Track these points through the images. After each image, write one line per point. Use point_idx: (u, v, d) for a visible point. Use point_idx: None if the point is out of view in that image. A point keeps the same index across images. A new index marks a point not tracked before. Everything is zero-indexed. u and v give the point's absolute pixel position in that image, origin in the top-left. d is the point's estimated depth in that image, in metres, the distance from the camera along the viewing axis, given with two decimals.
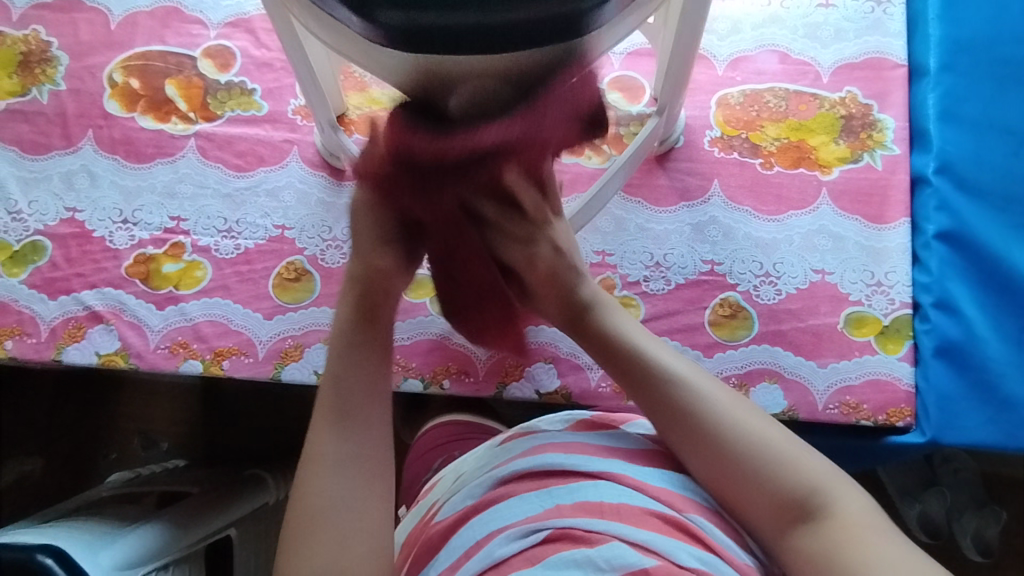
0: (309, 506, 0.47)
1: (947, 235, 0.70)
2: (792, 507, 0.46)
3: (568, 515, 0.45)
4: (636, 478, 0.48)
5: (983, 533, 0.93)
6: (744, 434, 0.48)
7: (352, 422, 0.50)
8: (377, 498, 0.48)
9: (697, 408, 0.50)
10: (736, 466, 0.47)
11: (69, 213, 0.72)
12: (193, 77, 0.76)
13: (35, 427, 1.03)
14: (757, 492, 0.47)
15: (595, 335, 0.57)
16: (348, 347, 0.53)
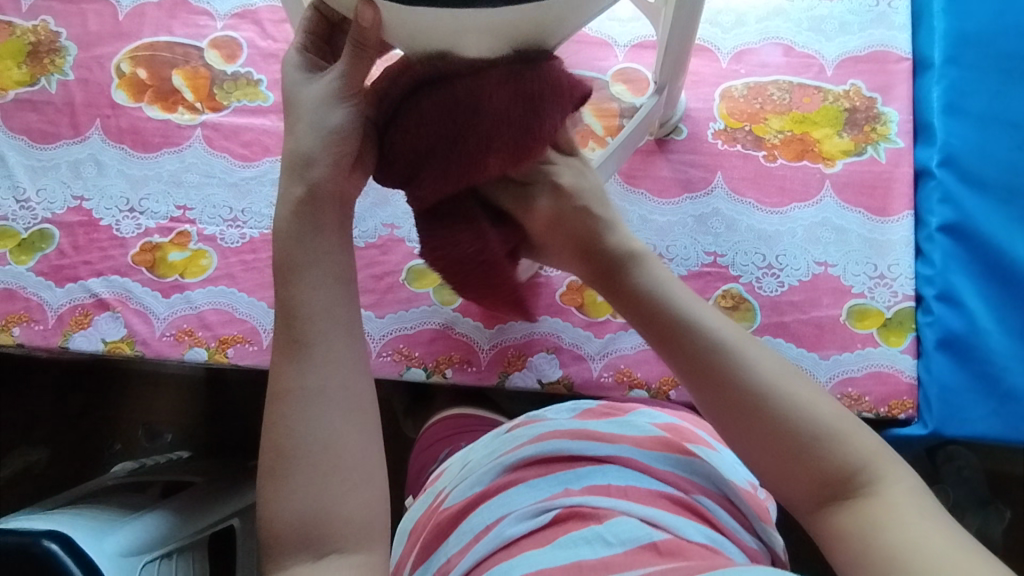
0: (281, 442, 0.45)
1: (951, 228, 0.70)
2: (834, 479, 0.45)
3: (576, 495, 0.45)
4: (643, 460, 0.48)
5: (988, 531, 0.95)
6: (788, 403, 0.46)
7: (305, 351, 0.47)
8: (347, 428, 0.45)
9: (740, 376, 0.48)
10: (779, 437, 0.46)
11: (77, 201, 0.73)
12: (200, 67, 0.77)
13: (41, 416, 1.04)
14: (799, 464, 0.45)
15: (632, 297, 0.55)
16: (289, 270, 0.49)
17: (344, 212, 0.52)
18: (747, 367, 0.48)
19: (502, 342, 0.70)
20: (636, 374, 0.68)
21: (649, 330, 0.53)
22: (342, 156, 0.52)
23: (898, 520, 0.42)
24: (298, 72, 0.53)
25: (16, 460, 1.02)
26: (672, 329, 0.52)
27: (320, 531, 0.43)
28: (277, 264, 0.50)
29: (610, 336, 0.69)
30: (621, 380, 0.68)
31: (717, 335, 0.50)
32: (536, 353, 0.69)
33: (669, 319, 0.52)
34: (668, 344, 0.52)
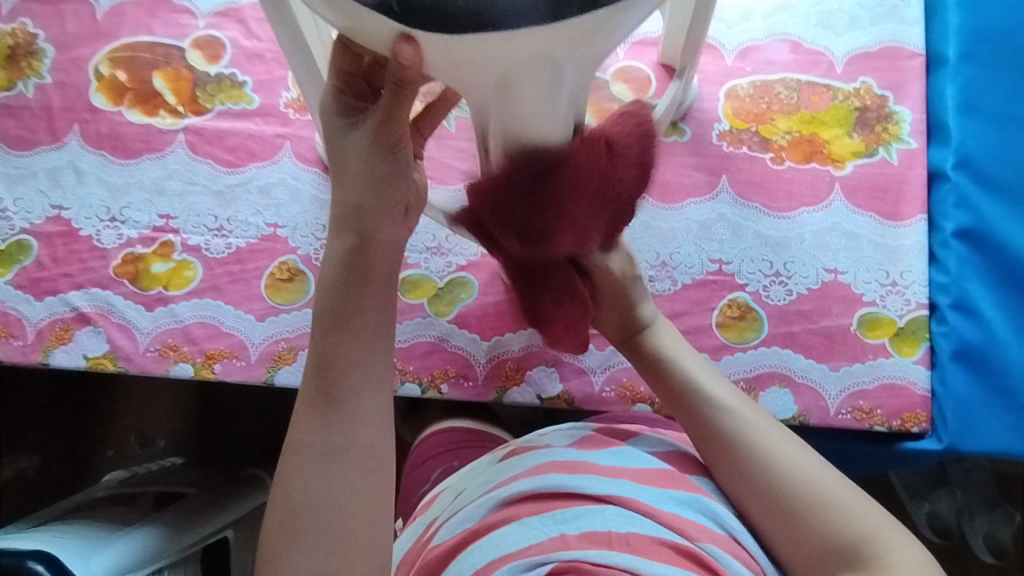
0: (291, 497, 0.44)
1: (966, 233, 0.67)
2: (838, 550, 0.45)
3: (574, 546, 0.42)
4: (646, 502, 0.45)
5: (995, 533, 0.91)
6: (791, 472, 0.48)
7: (338, 414, 0.45)
8: (362, 495, 0.44)
9: (741, 440, 0.50)
10: (780, 505, 0.47)
11: (55, 211, 0.70)
12: (182, 69, 0.74)
13: (29, 425, 1.01)
14: (802, 534, 0.46)
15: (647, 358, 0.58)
16: (328, 322, 0.46)
17: (393, 262, 0.48)
18: (750, 433, 0.50)
19: (499, 355, 0.67)
20: (638, 388, 0.66)
21: (662, 387, 0.56)
22: (387, 207, 0.48)
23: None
24: (338, 121, 0.48)
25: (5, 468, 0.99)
26: (680, 390, 0.55)
27: None
28: (316, 315, 0.47)
29: (612, 348, 0.67)
30: (624, 395, 0.66)
31: (722, 399, 0.53)
32: (534, 366, 0.67)
33: (679, 383, 0.55)
34: (677, 405, 0.54)
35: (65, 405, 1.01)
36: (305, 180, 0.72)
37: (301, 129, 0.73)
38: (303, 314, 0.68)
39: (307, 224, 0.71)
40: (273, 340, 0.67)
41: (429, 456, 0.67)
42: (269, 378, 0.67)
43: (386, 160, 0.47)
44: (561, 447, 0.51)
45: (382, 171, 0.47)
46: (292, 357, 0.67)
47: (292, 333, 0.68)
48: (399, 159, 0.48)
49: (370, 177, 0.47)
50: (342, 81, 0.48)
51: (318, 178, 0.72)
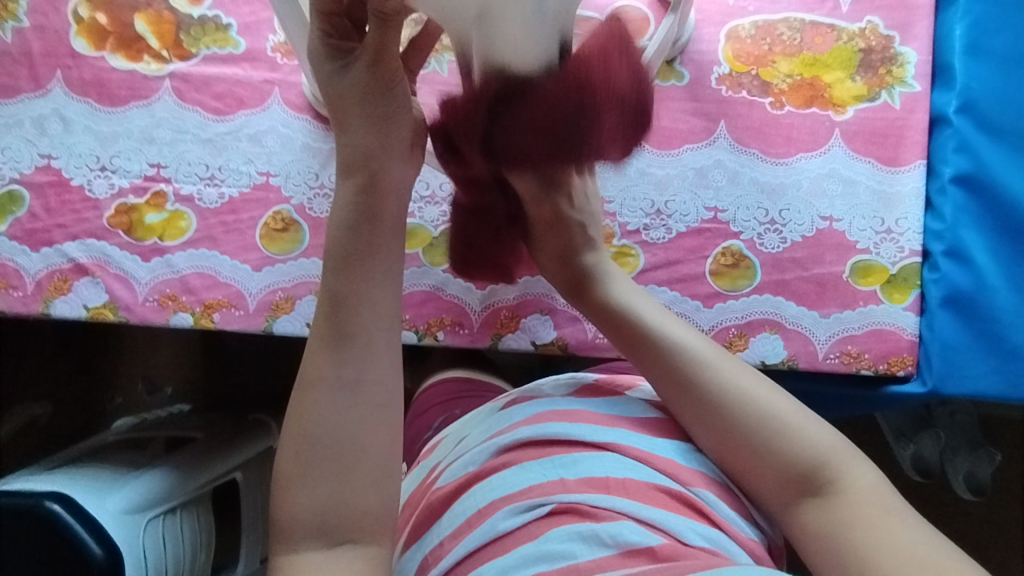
0: (306, 428, 0.43)
1: (965, 180, 0.66)
2: (800, 478, 0.45)
3: (573, 490, 0.45)
4: (642, 449, 0.48)
5: (976, 473, 0.93)
6: (750, 404, 0.47)
7: (351, 347, 0.45)
8: (374, 426, 0.44)
9: (699, 376, 0.49)
10: (742, 440, 0.46)
11: (45, 160, 0.69)
12: (164, 11, 0.71)
13: (35, 373, 1.02)
14: (764, 464, 0.46)
15: (601, 302, 0.57)
16: (339, 258, 0.46)
17: (403, 202, 0.48)
18: (706, 368, 0.49)
19: (494, 303, 0.68)
20: None
21: (616, 330, 0.55)
22: (392, 146, 0.48)
23: (852, 517, 0.42)
24: (330, 67, 0.48)
25: (19, 413, 1.01)
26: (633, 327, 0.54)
27: (337, 521, 0.42)
28: (328, 257, 0.46)
29: None
30: None
31: (674, 337, 0.52)
32: (529, 314, 0.68)
33: (631, 325, 0.54)
34: (630, 349, 0.53)
35: (71, 355, 1.02)
36: (296, 128, 0.71)
37: (290, 75, 0.71)
38: (300, 264, 0.69)
39: (300, 173, 0.70)
40: (270, 290, 0.68)
41: (429, 405, 0.69)
42: (268, 327, 0.68)
43: (384, 101, 0.48)
44: (560, 396, 0.53)
45: (381, 112, 0.48)
46: (290, 306, 0.68)
47: (288, 283, 0.68)
48: (398, 102, 0.49)
49: (373, 121, 0.48)
50: (327, 22, 0.47)
51: (309, 126, 0.71)
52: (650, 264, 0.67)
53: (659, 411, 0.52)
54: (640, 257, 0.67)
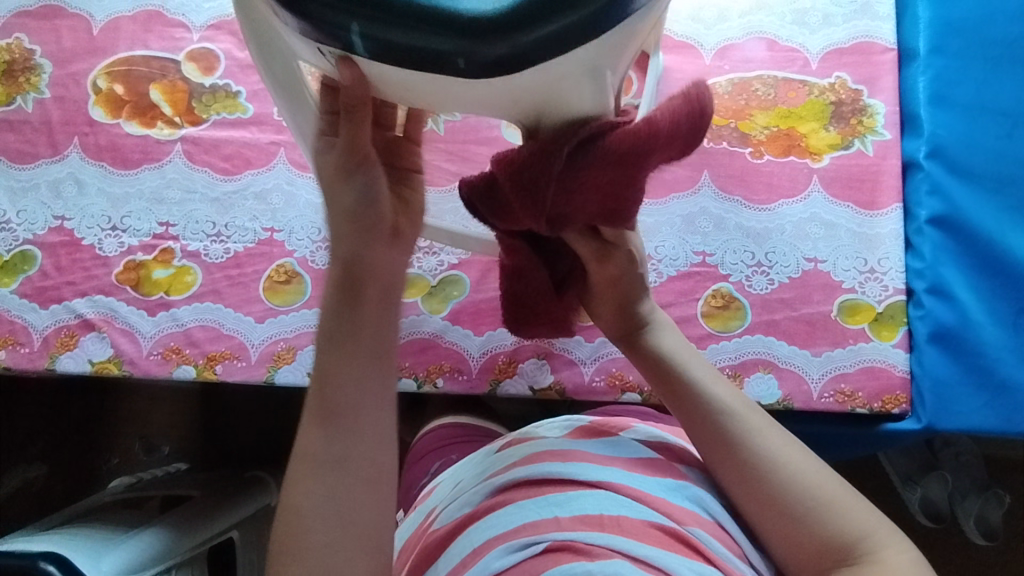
0: (296, 502, 0.43)
1: (940, 220, 0.69)
2: (834, 548, 0.46)
3: (567, 528, 0.44)
4: (636, 487, 0.48)
5: (987, 516, 0.89)
6: (794, 475, 0.48)
7: (340, 423, 0.44)
8: (360, 498, 0.43)
9: (747, 444, 0.50)
10: (781, 508, 0.47)
11: (58, 221, 0.72)
12: (178, 81, 0.76)
13: (30, 434, 0.97)
14: (802, 534, 0.47)
15: (654, 360, 0.57)
16: (331, 340, 0.47)
17: (387, 283, 0.50)
18: (753, 435, 0.50)
19: (491, 349, 0.69)
20: (628, 377, 0.68)
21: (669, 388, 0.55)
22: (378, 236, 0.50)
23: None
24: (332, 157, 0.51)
25: (14, 477, 0.95)
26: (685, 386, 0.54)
27: None
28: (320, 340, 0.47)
29: (601, 339, 0.69)
30: (613, 384, 0.68)
31: (722, 400, 0.53)
32: (526, 360, 0.69)
33: (683, 385, 0.55)
34: (681, 408, 0.54)
35: (68, 414, 0.97)
36: (300, 185, 0.74)
37: None
38: (302, 314, 0.70)
39: (304, 228, 0.73)
40: (272, 341, 0.70)
41: (430, 449, 0.70)
42: (269, 377, 0.69)
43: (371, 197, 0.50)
44: (552, 437, 0.55)
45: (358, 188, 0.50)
46: (291, 356, 0.69)
47: (290, 333, 0.70)
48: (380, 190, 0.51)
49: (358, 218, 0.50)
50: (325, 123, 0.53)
51: (312, 183, 0.74)
52: None
53: (652, 451, 0.53)
54: None
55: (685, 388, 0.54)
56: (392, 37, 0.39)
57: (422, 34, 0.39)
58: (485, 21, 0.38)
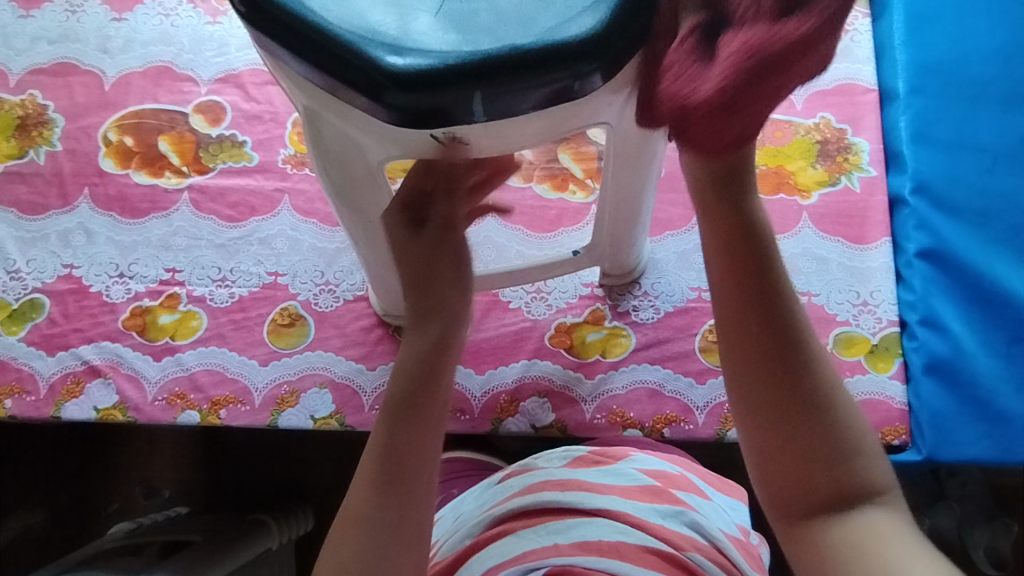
0: (338, 560, 0.42)
1: (929, 253, 0.70)
2: (848, 497, 0.39)
3: (567, 552, 0.44)
4: (636, 516, 0.49)
5: (995, 545, 0.88)
6: (847, 415, 0.40)
7: (399, 489, 0.43)
8: (395, 564, 0.42)
9: (815, 365, 0.40)
10: (814, 442, 0.39)
11: (67, 269, 0.74)
12: (186, 132, 0.78)
13: (29, 479, 0.92)
14: (815, 473, 0.39)
15: (732, 245, 0.42)
16: (397, 409, 0.45)
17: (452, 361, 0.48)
18: (820, 358, 0.41)
19: (493, 388, 0.70)
20: (628, 414, 0.69)
21: (740, 274, 0.41)
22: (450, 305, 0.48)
23: (876, 546, 0.37)
24: (400, 233, 0.49)
25: (14, 522, 0.91)
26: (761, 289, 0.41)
27: None
28: (387, 398, 0.46)
29: (601, 376, 0.70)
30: (614, 421, 0.69)
31: (801, 314, 0.41)
32: (527, 398, 0.70)
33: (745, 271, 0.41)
34: (742, 286, 0.41)
35: (68, 460, 0.93)
36: (304, 230, 0.76)
37: (298, 183, 0.78)
38: (305, 356, 0.71)
39: (307, 271, 0.75)
40: (276, 384, 0.70)
41: None
42: (273, 420, 0.69)
43: (433, 267, 0.48)
44: (553, 467, 0.57)
45: (427, 280, 0.48)
46: (295, 399, 0.70)
47: (294, 376, 0.71)
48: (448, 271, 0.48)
49: (419, 283, 0.48)
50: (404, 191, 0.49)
51: (316, 228, 0.76)
52: (641, 343, 0.71)
53: (650, 480, 0.54)
54: (632, 337, 0.71)
55: (768, 287, 0.41)
56: (425, 100, 0.38)
57: (529, 82, 0.38)
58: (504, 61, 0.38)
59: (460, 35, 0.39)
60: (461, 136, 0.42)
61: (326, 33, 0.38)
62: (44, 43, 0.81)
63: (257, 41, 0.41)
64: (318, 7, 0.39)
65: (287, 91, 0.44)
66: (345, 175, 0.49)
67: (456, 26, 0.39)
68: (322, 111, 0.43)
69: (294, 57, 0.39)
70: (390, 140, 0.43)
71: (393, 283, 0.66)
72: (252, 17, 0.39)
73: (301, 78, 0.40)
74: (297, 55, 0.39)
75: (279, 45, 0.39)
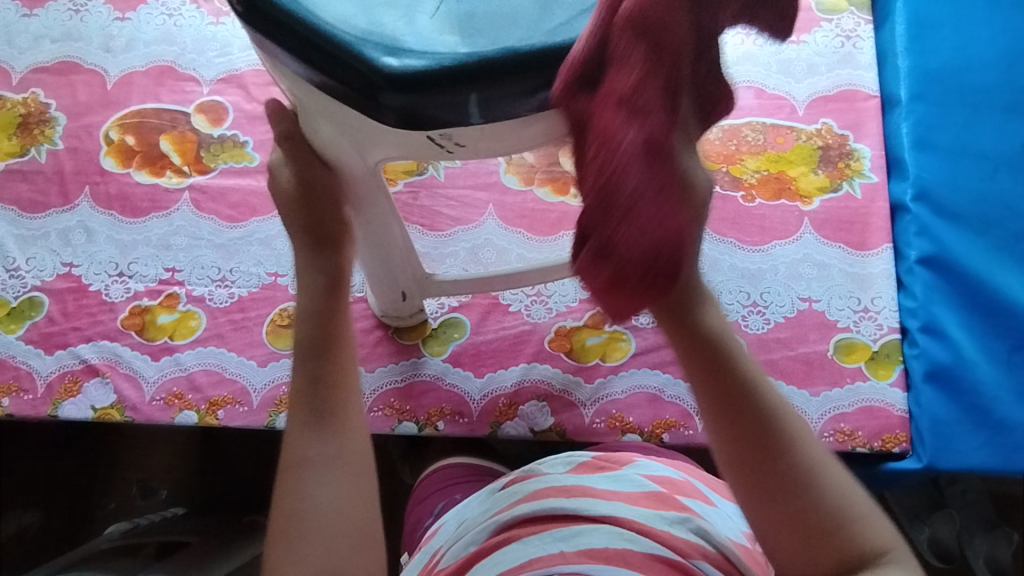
0: (297, 504, 0.46)
1: (930, 260, 0.70)
2: (844, 566, 0.41)
3: (574, 561, 0.44)
4: (641, 521, 0.49)
5: (995, 554, 0.87)
6: (833, 487, 0.42)
7: (334, 420, 0.49)
8: (344, 488, 0.46)
9: (794, 446, 0.43)
10: (814, 524, 0.41)
11: (66, 268, 0.74)
12: (187, 132, 0.78)
13: (24, 478, 0.91)
14: (820, 551, 0.41)
15: (696, 339, 0.45)
16: (312, 346, 0.51)
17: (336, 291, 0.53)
18: (799, 438, 0.43)
19: (492, 391, 0.70)
20: (628, 418, 0.68)
21: (701, 359, 0.45)
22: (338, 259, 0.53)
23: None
24: (288, 172, 0.51)
25: (8, 522, 0.90)
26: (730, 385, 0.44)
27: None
28: (297, 385, 0.50)
29: (600, 380, 0.70)
30: (613, 425, 0.68)
31: (774, 397, 0.44)
32: (526, 402, 0.69)
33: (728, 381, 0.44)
34: (714, 392, 0.45)
35: (64, 460, 0.92)
36: None
37: None
38: None
39: None
40: (274, 385, 0.70)
41: (430, 492, 0.69)
42: (271, 422, 0.69)
43: (330, 223, 0.52)
44: (557, 472, 0.57)
45: (324, 250, 0.53)
46: None
47: None
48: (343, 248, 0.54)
49: (317, 249, 0.53)
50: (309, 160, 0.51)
51: None
52: (641, 347, 0.71)
53: (654, 486, 0.54)
54: (632, 341, 0.71)
55: (735, 383, 0.44)
56: (423, 101, 0.38)
57: (524, 83, 0.38)
58: (498, 61, 0.38)
59: (462, 38, 0.39)
60: (459, 140, 0.42)
61: (327, 37, 0.38)
62: (47, 41, 0.81)
63: (254, 38, 0.41)
64: (319, 10, 0.39)
65: (276, 75, 0.43)
66: (339, 179, 0.49)
67: (458, 29, 0.40)
68: (309, 103, 0.43)
69: (294, 58, 0.39)
70: (381, 140, 0.43)
71: (389, 286, 0.65)
72: (250, 16, 0.39)
73: (298, 76, 0.40)
74: (294, 52, 0.39)
75: (279, 48, 0.39)
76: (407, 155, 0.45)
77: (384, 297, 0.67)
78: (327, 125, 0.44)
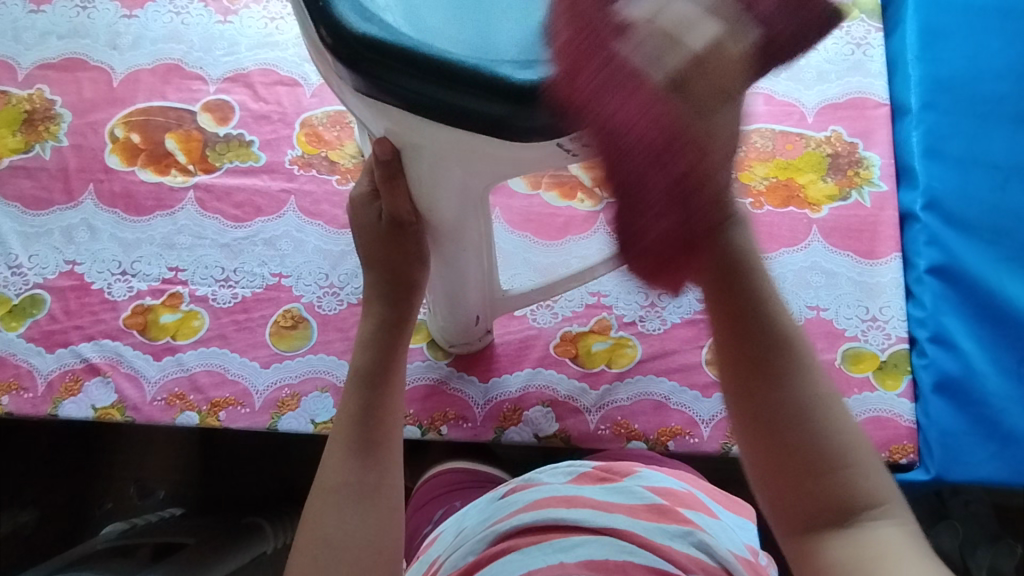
0: (323, 532, 0.45)
1: (939, 270, 0.70)
2: (841, 508, 0.42)
3: (574, 572, 0.44)
4: (643, 534, 0.48)
5: (999, 567, 0.84)
6: (837, 426, 0.43)
7: (376, 454, 0.48)
8: (369, 521, 0.45)
9: (806, 386, 0.45)
10: (806, 461, 0.43)
11: (69, 266, 0.73)
12: (193, 131, 0.78)
13: (17, 477, 0.89)
14: (816, 492, 0.42)
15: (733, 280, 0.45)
16: (366, 379, 0.50)
17: (401, 313, 0.53)
18: (812, 371, 0.45)
19: (497, 396, 0.69)
20: (633, 425, 0.68)
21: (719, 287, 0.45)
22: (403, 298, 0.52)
23: (883, 560, 0.39)
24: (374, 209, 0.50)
25: None
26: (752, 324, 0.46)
27: None
28: (346, 414, 0.49)
29: (605, 387, 0.69)
30: (619, 432, 0.68)
31: (791, 327, 0.46)
32: (531, 407, 0.69)
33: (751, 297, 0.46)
34: (731, 318, 0.46)
35: (60, 459, 0.90)
36: (309, 232, 0.75)
37: (306, 185, 0.77)
38: (307, 359, 0.71)
39: (311, 273, 0.74)
40: (277, 386, 0.70)
41: (429, 497, 0.69)
42: (273, 424, 0.69)
43: (407, 267, 0.51)
44: (558, 482, 0.56)
45: (398, 289, 0.52)
46: (296, 403, 0.69)
47: (295, 378, 0.70)
48: (421, 267, 0.52)
49: (391, 296, 0.52)
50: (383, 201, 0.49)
51: (322, 230, 0.76)
52: (647, 353, 0.70)
53: (655, 497, 0.53)
54: (638, 347, 0.70)
55: (757, 326, 0.46)
56: None
57: None
58: None
59: None
60: None
61: (449, 63, 0.34)
62: (54, 38, 0.81)
63: (349, 82, 0.37)
64: (419, 31, 0.35)
65: (369, 122, 0.40)
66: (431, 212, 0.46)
67: None
68: (412, 137, 0.39)
69: (395, 95, 0.35)
70: (500, 162, 0.39)
71: (463, 314, 0.62)
72: (338, 49, 0.35)
73: (395, 112, 0.37)
74: (397, 94, 0.35)
75: (385, 86, 0.35)
76: (527, 169, 0.40)
77: (443, 321, 0.66)
78: (436, 160, 0.40)
